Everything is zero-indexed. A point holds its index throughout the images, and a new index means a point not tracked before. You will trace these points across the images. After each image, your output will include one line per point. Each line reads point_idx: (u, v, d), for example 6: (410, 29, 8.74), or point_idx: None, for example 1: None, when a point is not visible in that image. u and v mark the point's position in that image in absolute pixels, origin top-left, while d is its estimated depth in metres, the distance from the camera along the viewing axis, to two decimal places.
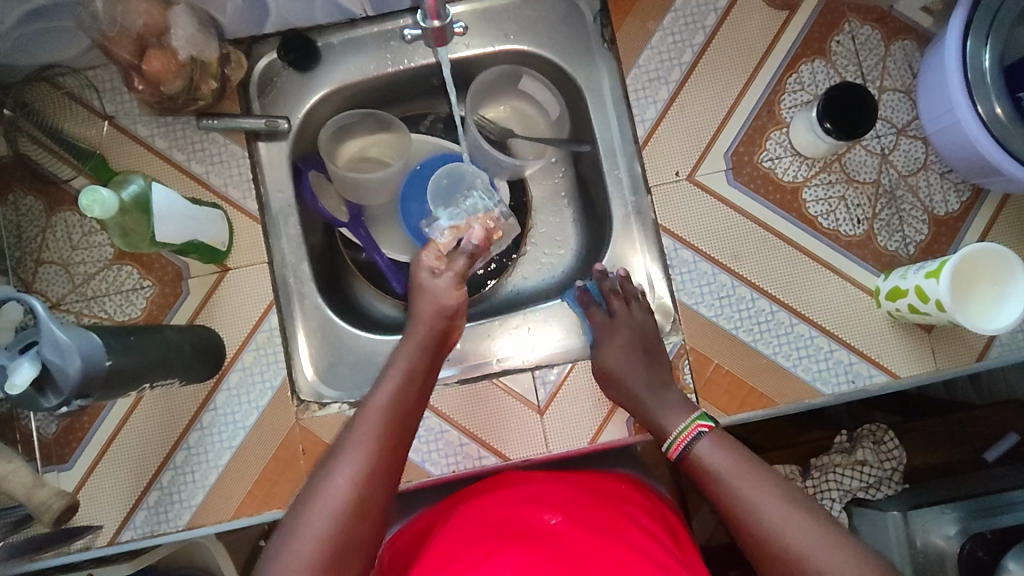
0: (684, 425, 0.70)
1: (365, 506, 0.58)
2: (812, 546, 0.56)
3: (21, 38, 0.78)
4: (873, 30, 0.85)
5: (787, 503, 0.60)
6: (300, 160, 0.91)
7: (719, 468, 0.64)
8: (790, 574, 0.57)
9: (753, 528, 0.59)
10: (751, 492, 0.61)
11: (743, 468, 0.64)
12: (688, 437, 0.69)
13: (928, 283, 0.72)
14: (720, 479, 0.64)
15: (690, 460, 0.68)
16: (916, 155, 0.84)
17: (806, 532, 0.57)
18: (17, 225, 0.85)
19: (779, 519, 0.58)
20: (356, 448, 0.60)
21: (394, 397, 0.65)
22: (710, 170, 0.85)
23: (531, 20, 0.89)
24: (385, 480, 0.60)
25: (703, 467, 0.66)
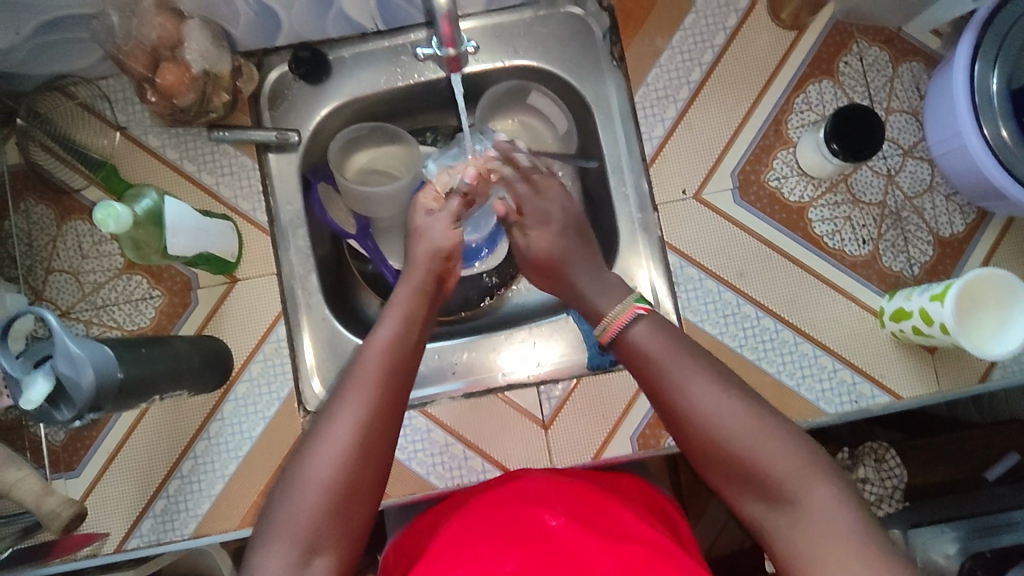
0: (620, 308, 0.65)
1: (366, 455, 0.58)
2: (750, 437, 0.56)
3: (35, 49, 0.78)
4: (881, 51, 0.86)
5: (727, 394, 0.58)
6: (311, 173, 0.92)
7: (655, 352, 0.61)
8: (754, 491, 0.56)
9: (690, 424, 0.58)
10: (689, 386, 0.58)
11: (679, 350, 0.61)
12: (626, 320, 0.64)
13: (933, 306, 0.72)
14: (656, 360, 0.60)
15: (623, 344, 0.63)
16: (922, 177, 0.84)
17: (747, 425, 0.56)
18: (28, 234, 0.86)
19: (719, 415, 0.57)
20: (356, 398, 0.59)
21: (393, 343, 0.64)
22: (716, 188, 0.85)
23: (541, 36, 0.89)
24: (385, 429, 0.60)
25: (638, 351, 0.62)
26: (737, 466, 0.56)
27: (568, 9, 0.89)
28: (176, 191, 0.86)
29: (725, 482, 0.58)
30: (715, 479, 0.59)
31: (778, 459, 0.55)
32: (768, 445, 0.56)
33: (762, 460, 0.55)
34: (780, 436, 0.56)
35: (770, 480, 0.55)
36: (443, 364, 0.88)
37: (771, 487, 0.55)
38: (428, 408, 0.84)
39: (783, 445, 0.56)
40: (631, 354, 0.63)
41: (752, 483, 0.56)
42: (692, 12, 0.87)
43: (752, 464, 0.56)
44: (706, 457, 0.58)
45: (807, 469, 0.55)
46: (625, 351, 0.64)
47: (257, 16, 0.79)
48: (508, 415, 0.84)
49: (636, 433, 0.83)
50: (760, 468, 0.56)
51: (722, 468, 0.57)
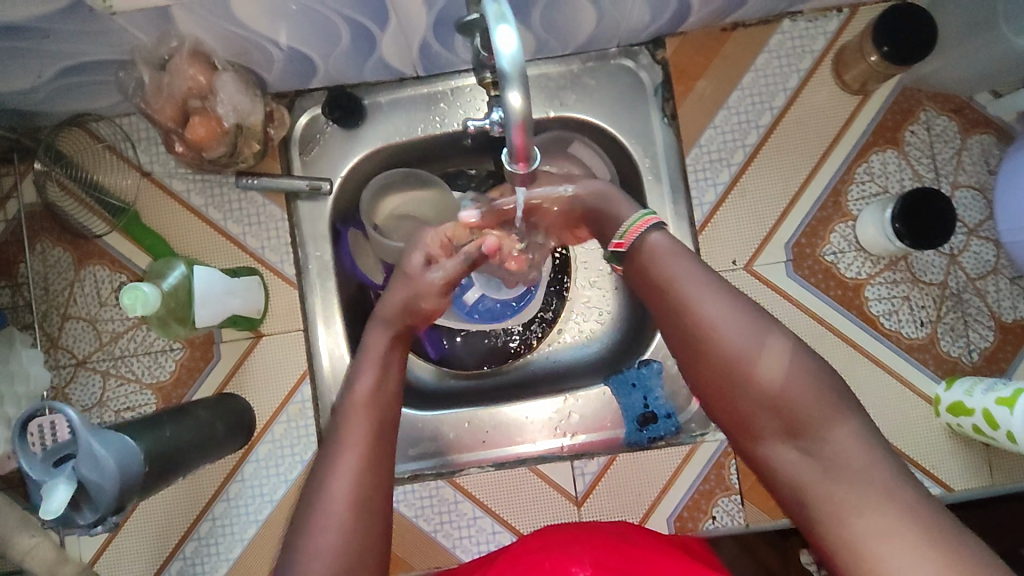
0: (635, 217, 0.65)
1: (363, 514, 0.55)
2: (757, 350, 0.55)
3: (52, 91, 0.71)
4: (950, 121, 0.81)
5: (736, 308, 0.57)
6: (340, 221, 0.86)
7: (666, 259, 0.61)
8: (770, 409, 0.54)
9: (697, 334, 0.57)
10: (699, 298, 0.58)
11: (692, 267, 0.60)
12: (640, 230, 0.64)
13: (999, 410, 0.70)
14: (667, 266, 0.61)
15: (642, 249, 0.63)
16: (986, 258, 0.80)
17: (750, 337, 0.56)
18: (43, 277, 0.81)
19: (727, 326, 0.56)
20: (346, 453, 0.58)
21: (372, 393, 0.63)
22: (769, 261, 0.81)
23: (590, 88, 0.84)
24: (378, 483, 0.58)
25: (653, 258, 0.62)
26: (743, 382, 0.55)
27: (620, 61, 0.84)
28: (201, 239, 0.82)
29: (729, 398, 0.56)
30: (716, 397, 0.57)
31: (784, 381, 0.54)
32: (776, 358, 0.55)
33: (769, 375, 0.54)
34: (793, 360, 0.54)
35: (778, 395, 0.54)
36: (473, 430, 0.85)
37: (781, 403, 0.53)
38: (456, 479, 0.82)
39: (795, 367, 0.54)
40: (642, 265, 0.63)
41: (761, 394, 0.54)
42: (751, 71, 0.82)
43: (761, 380, 0.54)
44: (710, 364, 0.57)
45: (817, 391, 0.53)
46: (636, 262, 0.64)
47: (292, 64, 0.74)
48: (539, 489, 0.81)
49: (672, 514, 0.80)
50: (767, 381, 0.54)
51: (727, 381, 0.56)
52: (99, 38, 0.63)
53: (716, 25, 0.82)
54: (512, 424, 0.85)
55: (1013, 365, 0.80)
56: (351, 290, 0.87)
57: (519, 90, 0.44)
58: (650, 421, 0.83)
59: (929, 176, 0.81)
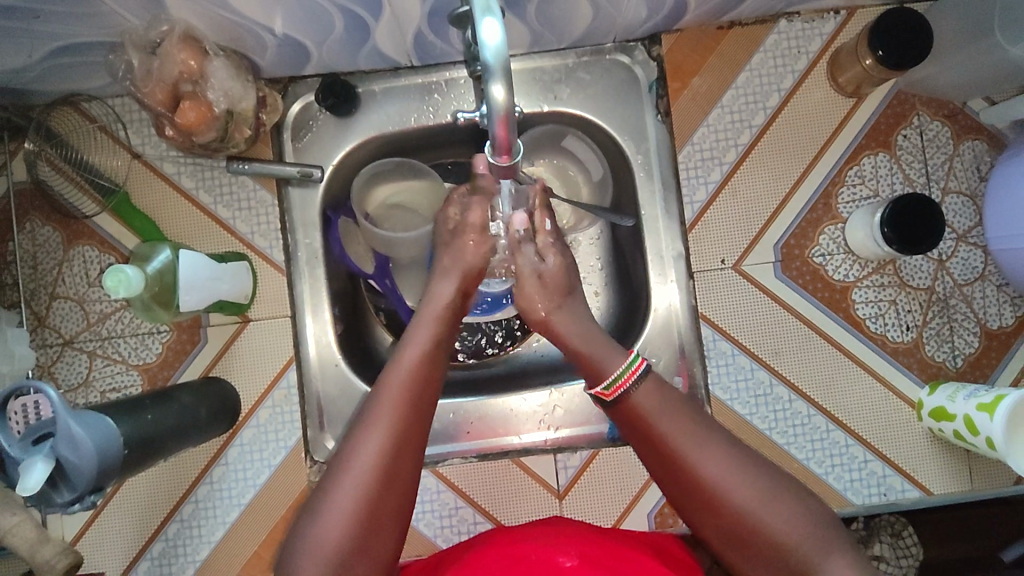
0: (627, 360, 0.62)
1: (394, 474, 0.56)
2: (768, 511, 0.55)
3: (43, 71, 0.71)
4: (942, 126, 0.81)
5: (732, 457, 0.57)
6: (331, 208, 0.86)
7: (658, 414, 0.59)
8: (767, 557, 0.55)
9: (697, 491, 0.57)
10: (700, 457, 0.57)
11: (679, 412, 0.59)
12: (630, 379, 0.60)
13: (980, 416, 0.70)
14: (663, 422, 0.59)
15: (628, 403, 0.60)
16: (974, 264, 0.80)
17: (757, 495, 0.55)
18: (32, 256, 0.81)
19: (735, 488, 0.55)
20: (382, 415, 0.58)
21: (420, 362, 0.62)
22: (757, 261, 0.81)
23: (584, 83, 0.83)
24: (411, 451, 0.58)
25: (644, 414, 0.60)
26: (755, 542, 0.55)
27: (615, 56, 0.83)
28: (191, 222, 0.82)
29: (739, 552, 0.57)
30: (723, 549, 0.58)
31: (800, 539, 0.54)
32: (792, 521, 0.54)
33: (782, 534, 0.54)
34: (799, 510, 0.55)
35: (794, 559, 0.54)
36: (457, 422, 0.85)
37: (792, 562, 0.54)
38: (439, 468, 0.82)
39: (805, 523, 0.54)
40: (633, 415, 0.60)
41: (776, 560, 0.55)
42: (746, 70, 0.82)
43: (775, 541, 0.54)
44: (716, 520, 0.57)
45: (826, 542, 0.54)
46: (626, 412, 0.61)
47: (285, 51, 0.74)
48: (521, 480, 0.82)
49: (653, 511, 0.80)
50: (780, 543, 0.54)
51: (736, 539, 0.56)
52: (90, 19, 0.62)
53: (713, 23, 0.81)
54: (498, 415, 0.85)
55: (996, 371, 0.80)
56: (339, 277, 0.87)
57: (503, 82, 0.44)
58: None
59: (921, 181, 0.81)
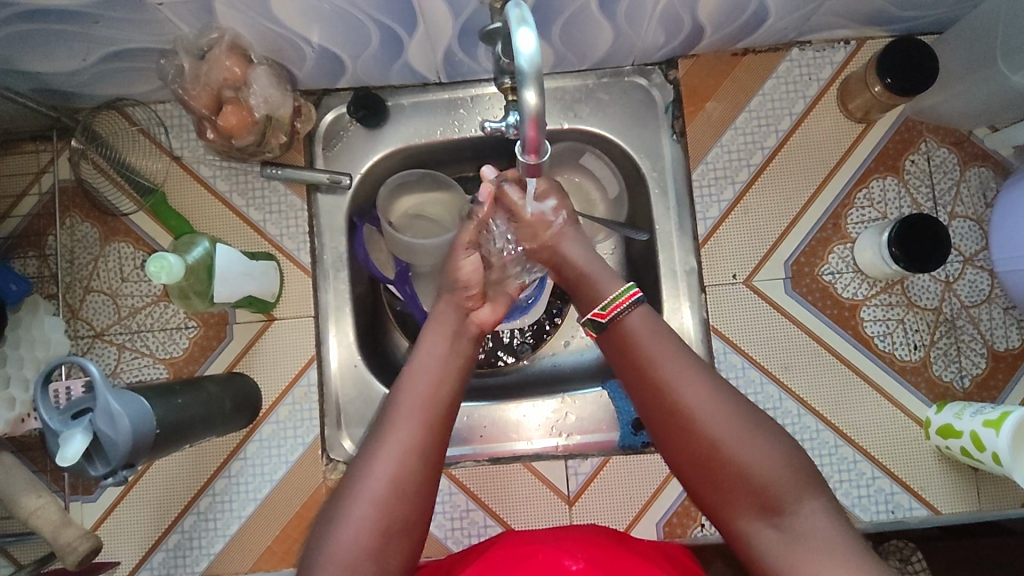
0: (619, 291, 0.65)
1: (408, 486, 0.57)
2: (740, 437, 0.56)
3: (96, 75, 0.76)
4: (949, 153, 0.84)
5: (712, 384, 0.58)
6: (357, 215, 0.89)
7: (647, 336, 0.61)
8: (735, 480, 0.55)
9: (672, 413, 0.58)
10: (678, 378, 0.58)
11: (665, 337, 0.61)
12: (625, 303, 0.63)
13: (986, 432, 0.71)
14: (651, 343, 0.61)
15: (620, 326, 0.63)
16: (981, 287, 0.82)
17: (727, 415, 0.57)
18: (70, 251, 0.85)
19: (707, 408, 0.57)
20: (397, 433, 0.59)
21: (433, 381, 0.63)
22: (768, 277, 0.84)
23: (603, 103, 0.87)
24: (427, 463, 0.59)
25: (633, 335, 0.62)
26: (721, 465, 0.56)
27: (633, 78, 0.87)
28: (224, 223, 0.86)
29: (707, 481, 0.57)
30: (690, 477, 0.58)
31: (767, 468, 0.55)
32: (761, 449, 0.55)
33: (750, 463, 0.55)
34: (770, 442, 0.56)
35: (761, 486, 0.55)
36: (471, 426, 0.87)
37: (755, 490, 0.55)
38: (451, 470, 0.84)
39: (776, 460, 0.55)
40: (622, 338, 0.62)
41: (740, 486, 0.55)
42: (759, 95, 0.85)
43: (744, 466, 0.55)
44: (687, 440, 0.57)
45: (794, 477, 0.55)
46: (615, 337, 0.63)
47: (322, 63, 0.78)
48: (532, 485, 0.83)
49: (661, 519, 0.82)
50: (747, 471, 0.55)
51: (706, 462, 0.57)
52: (145, 26, 0.67)
53: (727, 50, 0.85)
54: (512, 421, 0.87)
55: (1003, 392, 0.81)
56: (362, 281, 0.90)
57: (535, 88, 0.48)
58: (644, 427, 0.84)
59: (928, 205, 0.83)
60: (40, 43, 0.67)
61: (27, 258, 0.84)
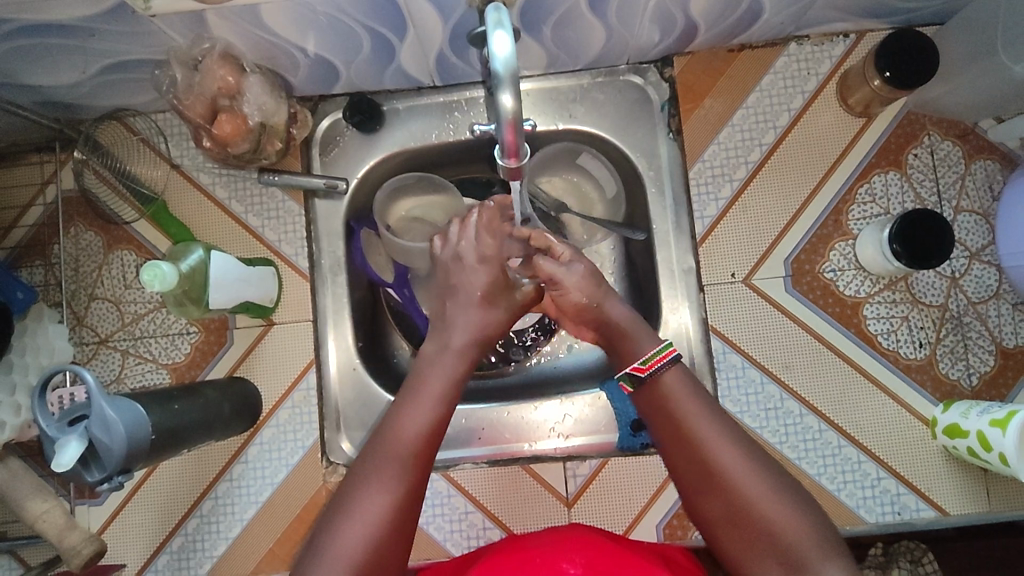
0: (657, 349, 0.65)
1: (393, 537, 0.56)
2: (772, 500, 0.56)
3: (95, 87, 0.77)
4: (954, 146, 0.82)
5: (747, 453, 0.59)
6: (355, 219, 0.90)
7: (683, 398, 0.62)
8: (761, 541, 0.56)
9: (706, 477, 0.59)
10: (712, 440, 0.59)
11: (703, 403, 0.62)
12: (661, 361, 0.63)
13: (993, 432, 0.70)
14: (688, 405, 0.61)
15: (656, 384, 0.63)
16: (988, 283, 0.80)
17: (763, 482, 0.57)
18: (75, 259, 0.86)
19: (742, 473, 0.58)
20: (380, 482, 0.57)
21: (419, 435, 0.60)
22: (767, 275, 0.82)
23: (598, 103, 0.87)
24: (407, 515, 0.57)
25: (669, 393, 0.62)
26: (752, 527, 0.57)
27: (628, 77, 0.86)
28: (223, 229, 0.87)
29: (736, 541, 0.58)
30: (720, 535, 0.59)
31: (797, 532, 0.55)
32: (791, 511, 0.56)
33: (779, 523, 0.56)
34: (798, 505, 0.57)
35: (789, 549, 0.55)
36: (470, 428, 0.87)
37: (787, 552, 0.55)
38: (451, 473, 0.84)
39: (803, 522, 0.56)
40: (658, 398, 0.63)
41: (771, 549, 0.56)
42: (757, 91, 0.84)
43: (772, 529, 0.56)
44: (719, 502, 0.58)
45: (819, 540, 0.55)
46: (653, 393, 0.63)
47: (316, 69, 0.79)
48: (531, 488, 0.83)
49: (661, 522, 0.81)
50: (778, 533, 0.56)
51: (738, 523, 0.57)
52: (139, 38, 0.68)
53: (724, 46, 0.84)
54: (511, 424, 0.87)
55: (1013, 390, 0.79)
56: (361, 286, 0.90)
57: (511, 92, 0.48)
58: (643, 427, 0.84)
59: (932, 200, 0.82)
60: (38, 57, 0.69)
61: (34, 266, 0.86)
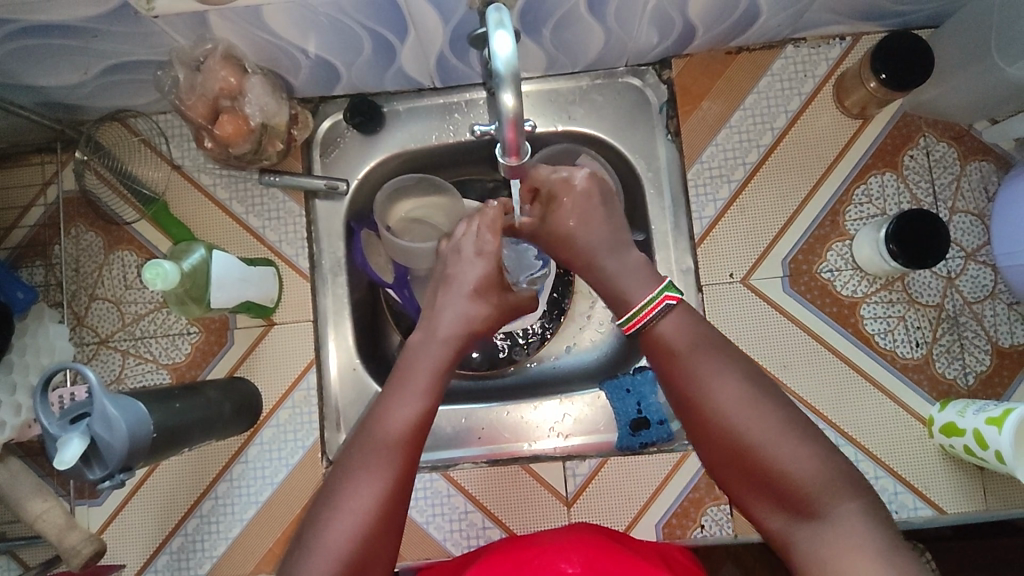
0: (649, 297, 0.64)
1: (383, 526, 0.56)
2: (775, 438, 0.55)
3: (97, 87, 0.77)
4: (949, 147, 0.83)
5: (745, 390, 0.58)
6: (355, 220, 0.90)
7: (679, 339, 0.61)
8: (767, 480, 0.55)
9: (707, 420, 0.58)
10: (711, 380, 0.58)
11: (698, 343, 0.60)
12: (655, 308, 0.62)
13: (989, 430, 0.70)
14: (683, 346, 0.60)
15: (652, 330, 0.62)
16: (984, 282, 0.81)
17: (762, 419, 0.56)
18: (76, 259, 0.86)
19: (739, 411, 0.56)
20: (368, 471, 0.57)
21: (406, 429, 0.59)
22: (765, 275, 0.83)
23: (597, 105, 0.87)
24: (397, 503, 0.57)
25: (665, 338, 0.61)
26: (756, 466, 0.55)
27: (627, 79, 0.87)
28: (224, 230, 0.87)
29: (745, 485, 0.57)
30: (728, 477, 0.58)
31: (799, 470, 0.54)
32: (794, 448, 0.55)
33: (780, 462, 0.54)
34: (802, 441, 0.55)
35: (796, 490, 0.54)
36: (470, 428, 0.87)
37: (792, 493, 0.54)
38: (450, 473, 0.84)
39: (804, 459, 0.54)
40: (655, 346, 0.62)
41: (776, 487, 0.55)
42: (754, 92, 0.85)
43: (777, 468, 0.55)
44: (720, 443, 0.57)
45: (823, 476, 0.54)
46: (651, 337, 0.62)
47: (317, 71, 0.79)
48: (531, 487, 0.83)
49: (660, 521, 0.81)
50: (780, 470, 0.54)
51: (744, 465, 0.56)
52: (142, 38, 0.68)
53: (721, 48, 0.85)
54: (510, 424, 0.87)
55: (1009, 389, 0.80)
56: (361, 286, 0.91)
57: (513, 91, 0.49)
58: (643, 426, 0.85)
59: (928, 201, 0.82)
60: (41, 58, 0.69)
61: (34, 266, 0.86)
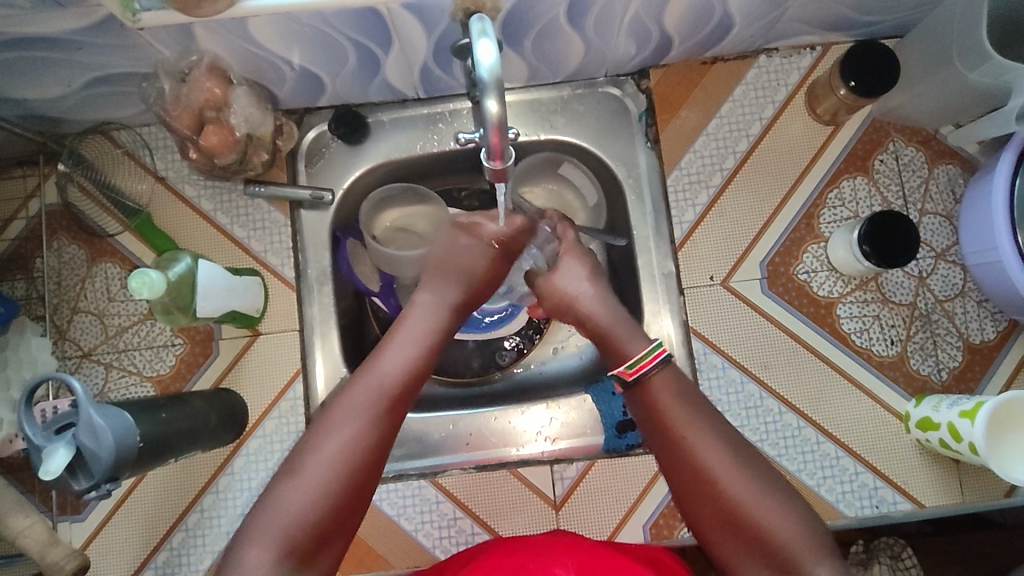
0: (648, 349, 0.64)
1: (359, 464, 0.57)
2: (756, 499, 0.56)
3: (80, 100, 0.77)
4: (917, 152, 0.86)
5: (734, 453, 0.58)
6: (341, 229, 0.90)
7: (673, 401, 0.61)
8: (750, 543, 0.56)
9: (696, 480, 0.58)
10: (699, 439, 0.59)
11: (692, 404, 0.61)
12: (652, 363, 0.63)
13: (963, 423, 0.73)
14: (677, 408, 0.61)
15: (647, 388, 0.63)
16: (954, 281, 0.84)
17: (749, 482, 0.57)
18: (57, 272, 0.86)
19: (729, 474, 0.57)
20: (351, 413, 0.59)
21: (391, 379, 0.62)
22: (745, 277, 0.85)
23: (579, 113, 0.89)
24: (375, 444, 0.59)
25: (657, 399, 0.62)
26: (743, 529, 0.56)
27: (607, 89, 0.89)
28: (209, 241, 0.87)
29: (723, 541, 0.57)
30: (710, 537, 0.58)
31: (785, 530, 0.55)
32: (775, 510, 0.56)
33: (766, 525, 0.55)
34: (786, 504, 0.56)
35: (775, 549, 0.55)
36: (458, 434, 0.88)
37: (774, 553, 0.55)
38: (439, 479, 0.84)
39: (792, 520, 0.55)
40: (648, 401, 0.63)
41: (760, 550, 0.55)
42: (730, 101, 0.87)
43: (760, 531, 0.55)
44: (708, 505, 0.57)
45: (808, 538, 0.55)
46: (643, 396, 0.63)
47: (302, 82, 0.80)
48: (520, 491, 0.84)
49: (649, 522, 0.82)
50: (766, 534, 0.55)
51: (728, 523, 0.57)
52: (127, 51, 0.69)
53: (697, 59, 0.88)
54: (496, 430, 0.88)
55: (981, 384, 0.82)
56: (346, 295, 0.91)
57: (496, 97, 0.50)
58: (629, 428, 0.86)
59: (898, 203, 0.85)
60: (25, 70, 0.69)
61: (15, 280, 0.85)
